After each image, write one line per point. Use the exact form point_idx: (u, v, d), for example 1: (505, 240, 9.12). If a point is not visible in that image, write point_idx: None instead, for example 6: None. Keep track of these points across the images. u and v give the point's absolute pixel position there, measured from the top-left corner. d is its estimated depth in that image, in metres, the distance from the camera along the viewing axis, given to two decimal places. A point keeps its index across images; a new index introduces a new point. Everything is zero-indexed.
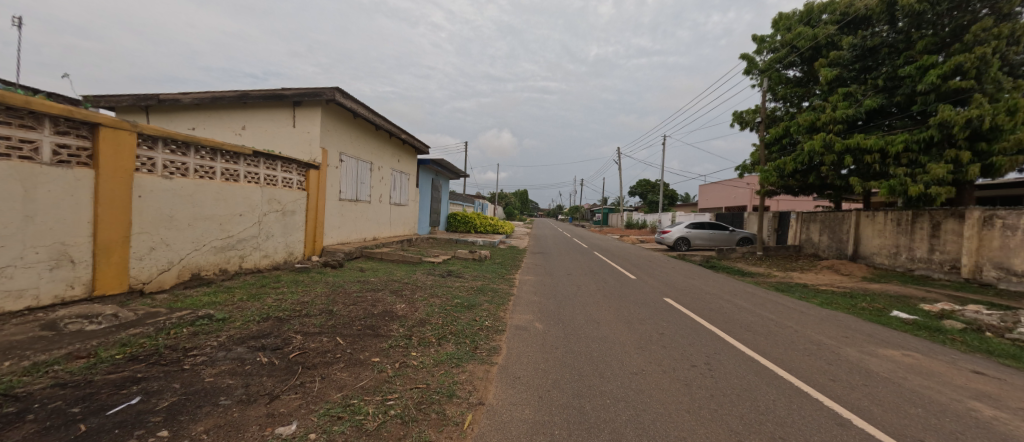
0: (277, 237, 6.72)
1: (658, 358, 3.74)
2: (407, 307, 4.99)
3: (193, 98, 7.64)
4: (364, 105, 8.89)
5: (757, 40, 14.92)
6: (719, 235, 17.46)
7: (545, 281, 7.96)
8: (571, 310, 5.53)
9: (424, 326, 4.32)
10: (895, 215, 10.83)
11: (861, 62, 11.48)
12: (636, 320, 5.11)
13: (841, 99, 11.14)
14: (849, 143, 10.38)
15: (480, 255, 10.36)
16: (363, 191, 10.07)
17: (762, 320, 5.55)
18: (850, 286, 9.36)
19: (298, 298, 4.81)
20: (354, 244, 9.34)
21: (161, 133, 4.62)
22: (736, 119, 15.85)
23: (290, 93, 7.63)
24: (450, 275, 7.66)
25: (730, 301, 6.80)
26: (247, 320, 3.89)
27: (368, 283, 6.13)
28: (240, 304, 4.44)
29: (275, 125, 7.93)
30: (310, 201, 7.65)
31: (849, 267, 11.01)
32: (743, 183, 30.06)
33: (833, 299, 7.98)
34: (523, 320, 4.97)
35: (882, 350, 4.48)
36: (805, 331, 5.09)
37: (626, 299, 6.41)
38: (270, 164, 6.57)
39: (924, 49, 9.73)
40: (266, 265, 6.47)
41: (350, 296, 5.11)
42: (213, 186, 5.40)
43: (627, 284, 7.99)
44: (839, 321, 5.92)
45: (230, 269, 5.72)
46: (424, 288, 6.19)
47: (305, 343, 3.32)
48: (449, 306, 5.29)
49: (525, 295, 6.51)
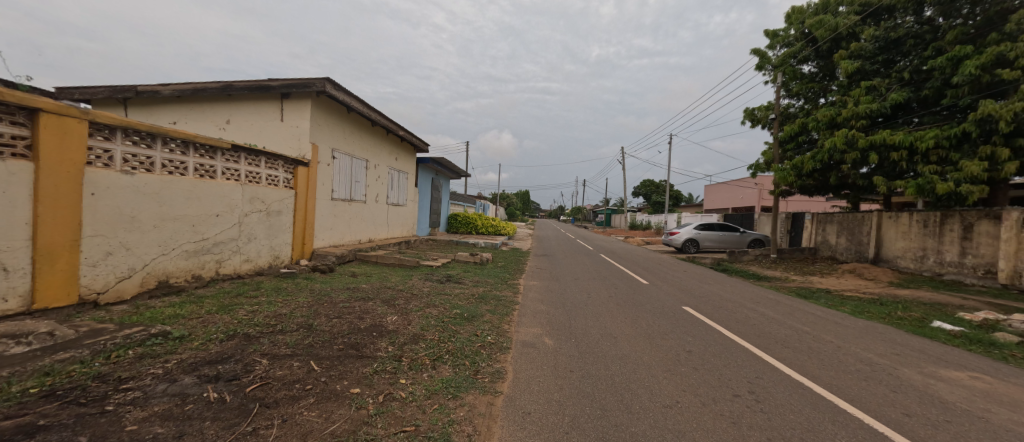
0: (260, 239, 6.15)
1: (692, 385, 3.17)
2: (399, 320, 4.40)
3: (174, 89, 7.10)
4: (358, 98, 8.35)
5: (770, 34, 14.39)
6: (729, 237, 16.85)
7: (552, 287, 7.36)
8: (583, 322, 4.95)
9: (417, 344, 3.74)
10: (922, 216, 10.20)
11: (884, 54, 10.91)
12: (657, 335, 4.52)
13: (863, 93, 10.55)
14: (874, 139, 9.75)
15: (481, 258, 9.77)
16: (358, 190, 9.51)
17: (799, 334, 4.96)
18: (877, 292, 8.75)
19: (277, 309, 4.23)
20: (347, 246, 8.78)
21: (118, 122, 4.05)
22: (747, 117, 15.27)
23: (276, 84, 7.08)
24: (449, 281, 7.06)
25: (757, 310, 6.20)
26: (210, 338, 3.30)
27: (358, 291, 5.56)
28: (207, 318, 3.86)
29: (261, 119, 7.39)
30: (298, 201, 7.08)
31: (873, 271, 10.38)
32: (750, 183, 29.42)
33: (864, 307, 7.37)
34: (531, 335, 4.38)
35: (945, 372, 3.89)
36: (851, 348, 4.50)
37: (642, 308, 5.83)
38: (252, 160, 6.01)
39: (955, 39, 9.19)
40: (248, 270, 5.91)
41: (336, 307, 4.53)
42: (184, 183, 4.83)
43: (641, 290, 7.40)
44: (881, 334, 5.33)
45: (204, 276, 5.16)
46: (420, 296, 5.59)
47: (270, 370, 2.74)
48: (446, 318, 4.70)
49: (531, 303, 5.91)
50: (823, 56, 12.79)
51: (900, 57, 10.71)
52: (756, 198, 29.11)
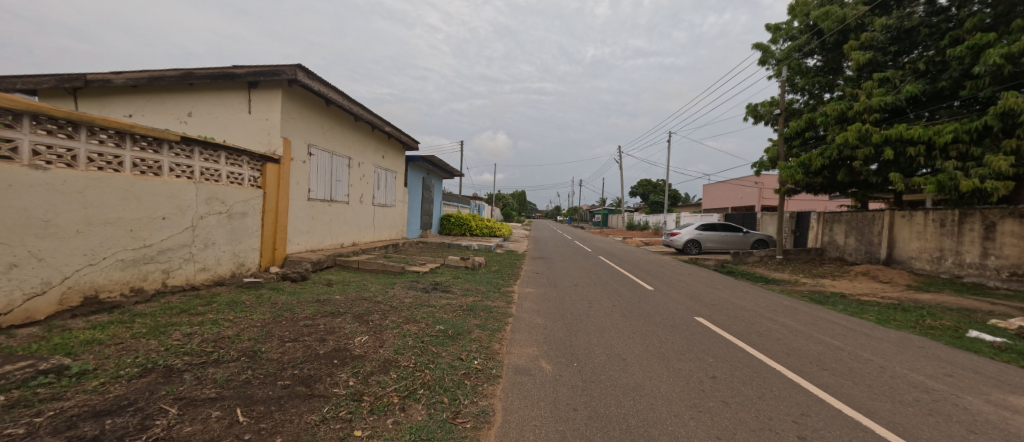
0: (219, 245, 5.44)
1: (726, 428, 2.53)
2: (370, 341, 3.72)
3: (127, 77, 6.34)
4: (337, 89, 7.67)
5: (773, 27, 13.86)
6: (731, 237, 16.29)
7: (549, 295, 6.71)
8: (584, 339, 4.30)
9: (386, 374, 3.05)
10: (938, 214, 9.68)
11: (896, 45, 10.40)
12: (672, 355, 3.88)
13: (876, 86, 10.01)
14: (889, 133, 9.18)
15: (473, 262, 9.10)
16: (338, 190, 8.81)
17: (833, 351, 4.34)
18: (897, 297, 8.18)
19: (221, 330, 3.52)
20: (327, 251, 8.06)
21: (23, 106, 3.30)
22: (750, 113, 14.71)
23: (242, 72, 6.36)
24: (436, 290, 6.36)
25: (777, 321, 5.58)
26: (115, 375, 2.59)
27: (329, 304, 4.86)
28: (129, 344, 3.15)
29: (226, 111, 6.68)
30: (267, 201, 6.37)
31: (889, 273, 9.82)
32: (750, 182, 28.99)
33: (888, 314, 6.78)
34: (526, 357, 3.70)
35: (1016, 399, 3.29)
36: (896, 368, 3.90)
37: (650, 320, 5.20)
38: (209, 155, 5.30)
39: (974, 28, 8.71)
40: (204, 280, 5.20)
41: (296, 326, 3.83)
42: (118, 180, 4.10)
43: (647, 298, 6.73)
44: (921, 349, 4.72)
45: (147, 289, 4.44)
46: (399, 310, 4.88)
47: (175, 427, 2.04)
48: (428, 337, 4.03)
49: (526, 316, 5.25)
50: (830, 49, 12.30)
51: (912, 48, 10.26)
52: (756, 198, 28.67)
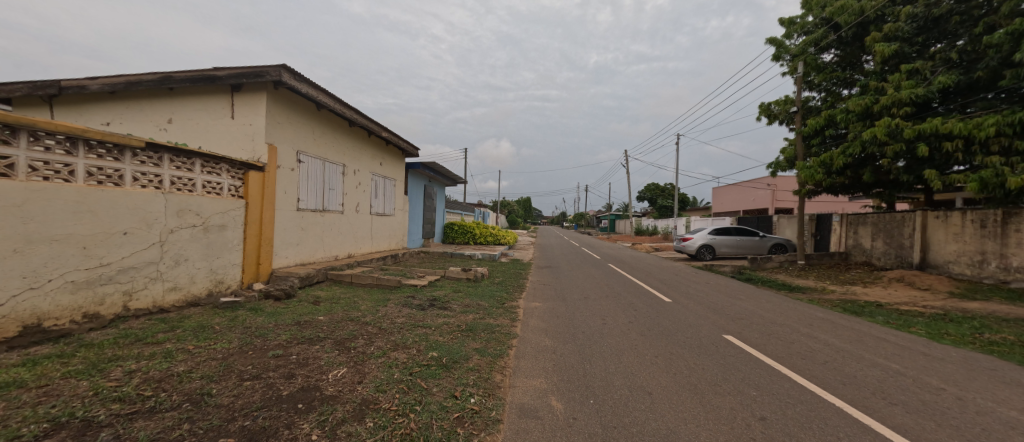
0: (193, 261, 4.95)
1: None
2: (349, 375, 3.13)
3: (103, 83, 5.92)
4: (327, 92, 7.24)
5: (785, 22, 13.25)
6: (747, 241, 15.54)
7: (558, 310, 6.11)
8: (600, 367, 3.69)
9: (361, 423, 2.48)
10: (978, 215, 8.93)
11: (923, 35, 9.74)
12: (706, 387, 3.25)
13: (904, 78, 9.33)
14: (923, 128, 8.47)
15: (476, 274, 8.53)
16: (332, 199, 8.34)
17: (895, 378, 3.67)
18: (940, 306, 7.44)
19: (171, 366, 2.99)
20: (319, 264, 7.58)
21: None
22: (763, 113, 14.05)
23: (223, 74, 5.93)
24: (433, 307, 5.76)
25: (818, 338, 4.93)
26: (12, 436, 2.03)
27: (311, 326, 4.33)
28: (53, 387, 2.61)
29: (208, 117, 6.26)
30: (251, 213, 5.91)
31: (927, 279, 9.05)
32: (763, 184, 28.13)
33: (938, 327, 6.06)
34: (532, 393, 3.11)
35: None
36: (979, 401, 3.24)
37: (672, 339, 4.60)
38: (181, 162, 4.84)
39: (1012, 12, 8.04)
40: (174, 301, 4.70)
41: (264, 357, 3.28)
42: (68, 192, 3.62)
43: (667, 312, 6.08)
44: (994, 371, 4.03)
45: (104, 314, 3.93)
46: (388, 333, 4.30)
47: None
48: (419, 367, 3.45)
49: (533, 337, 4.66)
50: (848, 43, 11.67)
51: (941, 38, 9.59)
52: (770, 200, 27.79)
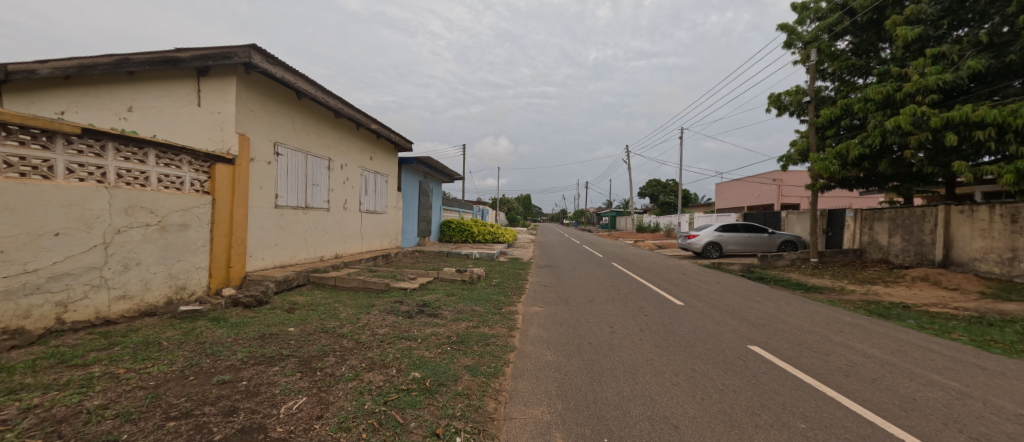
0: (147, 265, 4.37)
1: None
2: (308, 407, 2.55)
3: (53, 66, 5.24)
4: (305, 77, 6.62)
5: (798, 7, 12.57)
6: (756, 238, 14.96)
7: (561, 317, 5.53)
8: (614, 391, 3.09)
9: None
10: (1009, 209, 8.35)
11: (948, 18, 9.12)
12: (744, 419, 2.66)
13: (929, 63, 8.74)
14: (951, 115, 7.86)
15: (471, 275, 7.96)
16: (316, 196, 7.75)
17: (962, 401, 3.10)
18: (974, 307, 6.87)
19: (84, 400, 2.40)
20: (300, 266, 7.00)
21: None
22: (773, 104, 13.41)
23: (185, 55, 5.34)
24: (422, 314, 5.18)
25: (854, 349, 4.37)
26: None
27: (278, 340, 3.75)
28: None
29: (173, 105, 5.67)
30: (219, 210, 5.34)
31: (954, 278, 8.48)
32: (769, 180, 27.67)
33: (979, 332, 5.51)
34: (533, 429, 2.52)
35: None
36: None
37: (692, 352, 4.04)
38: (129, 152, 4.25)
39: None
40: (123, 312, 4.12)
41: (206, 385, 2.69)
42: None
43: (681, 318, 5.51)
44: None
45: (29, 329, 3.32)
46: (365, 349, 3.72)
47: None
48: (397, 394, 2.87)
49: (533, 350, 4.09)
50: (865, 28, 11.04)
51: (968, 20, 9.01)
52: (775, 195, 27.16)
